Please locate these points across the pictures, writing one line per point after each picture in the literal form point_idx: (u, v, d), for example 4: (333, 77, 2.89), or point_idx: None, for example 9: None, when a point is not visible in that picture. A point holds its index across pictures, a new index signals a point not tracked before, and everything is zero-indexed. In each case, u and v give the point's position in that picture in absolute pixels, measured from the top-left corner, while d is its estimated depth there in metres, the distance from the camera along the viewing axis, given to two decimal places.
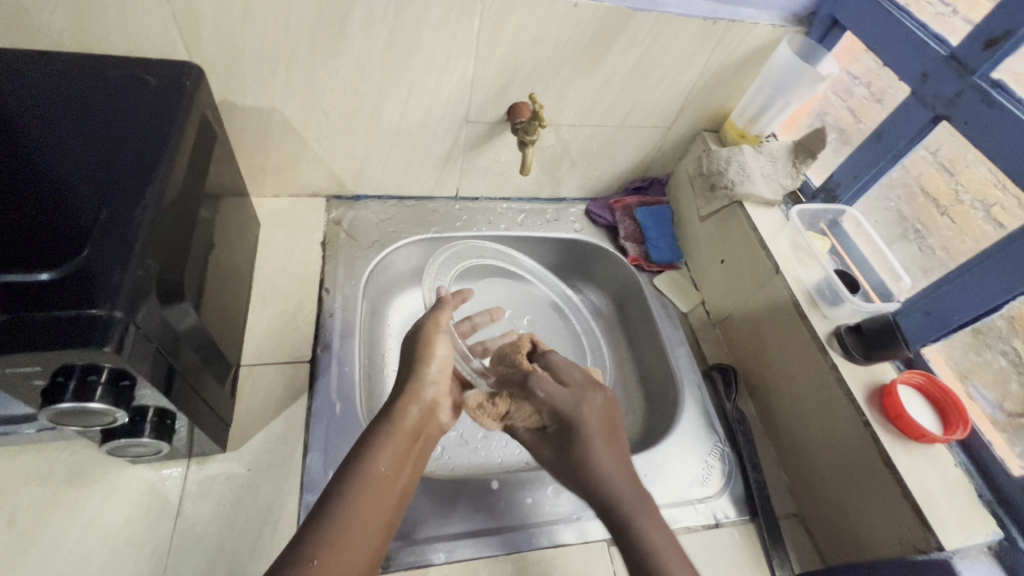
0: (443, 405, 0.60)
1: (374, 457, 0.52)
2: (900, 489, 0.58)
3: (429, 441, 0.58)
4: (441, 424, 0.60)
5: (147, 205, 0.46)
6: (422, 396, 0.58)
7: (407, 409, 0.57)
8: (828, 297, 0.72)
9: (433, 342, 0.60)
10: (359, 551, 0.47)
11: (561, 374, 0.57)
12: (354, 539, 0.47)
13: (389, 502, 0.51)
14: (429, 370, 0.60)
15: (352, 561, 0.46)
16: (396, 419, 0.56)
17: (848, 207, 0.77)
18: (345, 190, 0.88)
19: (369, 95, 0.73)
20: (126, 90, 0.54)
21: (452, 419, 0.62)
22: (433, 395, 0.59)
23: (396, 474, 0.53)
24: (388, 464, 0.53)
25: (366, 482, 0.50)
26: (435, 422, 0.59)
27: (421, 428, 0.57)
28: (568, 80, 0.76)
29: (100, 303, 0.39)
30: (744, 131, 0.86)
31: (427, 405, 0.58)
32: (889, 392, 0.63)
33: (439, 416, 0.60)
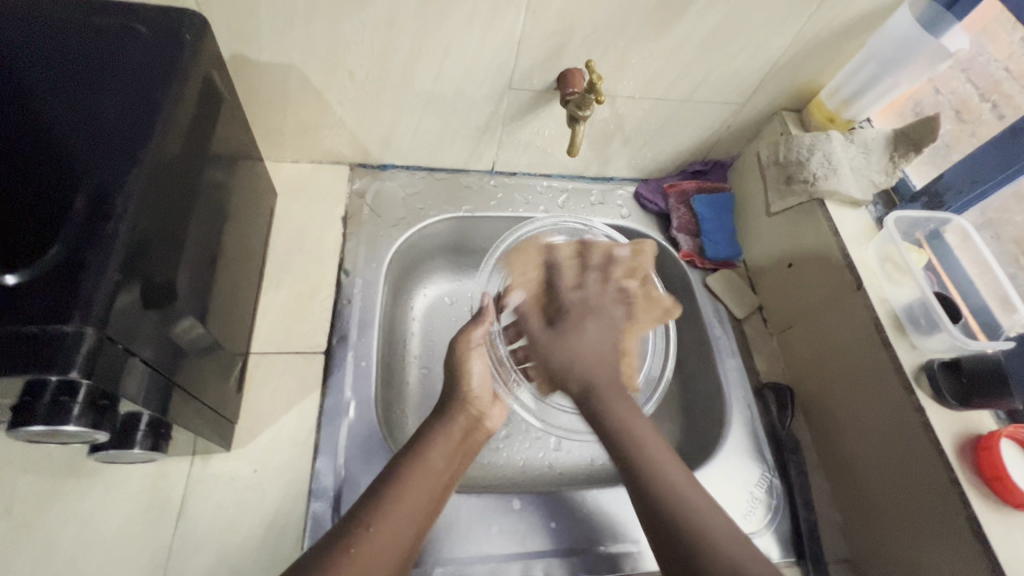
0: (489, 414, 0.63)
1: (425, 452, 0.55)
2: (988, 561, 0.50)
3: (474, 447, 0.61)
4: (486, 434, 0.63)
5: (130, 191, 0.38)
6: (467, 407, 0.62)
7: (461, 411, 0.61)
8: (921, 325, 0.61)
9: (469, 360, 0.63)
10: (402, 535, 0.49)
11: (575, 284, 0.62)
12: (397, 528, 0.49)
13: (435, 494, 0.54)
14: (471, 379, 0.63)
15: (395, 545, 0.48)
16: (445, 423, 0.59)
17: (957, 217, 0.65)
18: (370, 158, 0.79)
19: (400, 54, 0.63)
20: (112, 42, 0.45)
21: (499, 423, 0.64)
22: (479, 407, 0.62)
23: (445, 466, 0.56)
24: (443, 459, 0.56)
25: (418, 471, 0.53)
26: (477, 434, 0.62)
27: (467, 433, 0.60)
28: (633, 43, 0.64)
29: (68, 318, 0.33)
30: (834, 114, 0.74)
31: (471, 415, 0.62)
32: (987, 448, 0.54)
33: (482, 427, 0.62)
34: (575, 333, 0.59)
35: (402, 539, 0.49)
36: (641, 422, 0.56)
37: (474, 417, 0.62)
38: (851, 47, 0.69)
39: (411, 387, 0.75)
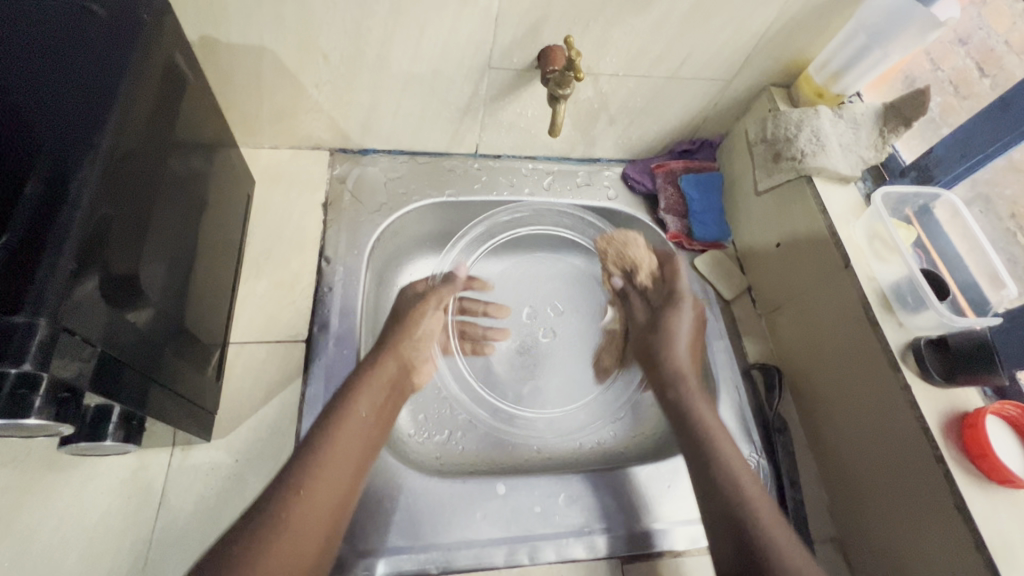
0: (418, 367, 0.66)
1: (351, 403, 0.56)
2: (973, 539, 0.50)
3: (401, 397, 0.62)
4: (412, 385, 0.65)
5: (83, 177, 0.37)
6: (399, 356, 0.63)
7: (384, 363, 0.61)
8: (909, 303, 0.60)
9: (426, 316, 0.68)
10: (342, 484, 0.51)
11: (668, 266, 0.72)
12: (331, 483, 0.50)
13: (365, 452, 0.54)
14: (415, 329, 0.66)
15: (334, 496, 0.50)
16: (372, 371, 0.60)
17: (947, 192, 0.64)
18: (350, 143, 0.78)
19: (373, 32, 0.61)
20: (64, 23, 0.43)
21: (427, 378, 0.67)
22: (408, 359, 0.64)
23: (375, 416, 0.57)
24: (368, 408, 0.56)
25: (347, 423, 0.54)
26: (406, 381, 0.64)
27: (397, 382, 0.62)
28: (615, 19, 0.62)
29: (19, 308, 0.32)
30: (823, 89, 0.72)
31: (403, 362, 0.64)
32: (972, 424, 0.54)
33: (412, 375, 0.65)
34: (664, 328, 0.67)
35: (338, 490, 0.51)
36: (698, 390, 0.63)
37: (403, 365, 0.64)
38: (841, 18, 0.67)
39: None
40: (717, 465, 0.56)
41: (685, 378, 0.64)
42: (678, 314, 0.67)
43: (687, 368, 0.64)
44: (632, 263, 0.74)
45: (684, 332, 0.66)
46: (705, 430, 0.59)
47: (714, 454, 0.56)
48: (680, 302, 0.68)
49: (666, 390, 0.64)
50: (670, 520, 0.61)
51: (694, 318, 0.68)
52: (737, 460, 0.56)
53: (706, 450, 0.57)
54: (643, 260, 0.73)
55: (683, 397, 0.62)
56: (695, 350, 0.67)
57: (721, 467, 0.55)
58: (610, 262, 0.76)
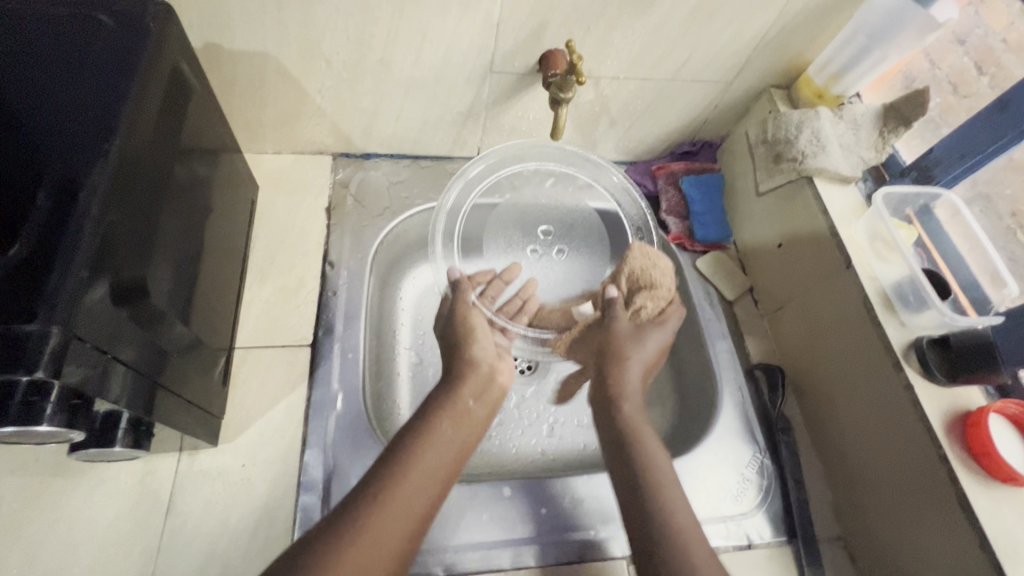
0: (499, 368, 0.65)
1: (432, 422, 0.55)
2: (977, 537, 0.50)
3: (489, 412, 0.62)
4: (501, 390, 0.64)
5: (93, 186, 0.37)
6: (478, 364, 0.62)
7: (467, 375, 0.61)
8: (911, 303, 0.60)
9: (471, 314, 0.66)
10: (415, 508, 0.49)
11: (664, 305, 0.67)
12: (405, 504, 0.48)
13: (450, 465, 0.54)
14: (477, 333, 0.65)
15: (404, 518, 0.47)
16: (460, 389, 0.60)
17: (948, 191, 0.64)
18: (352, 147, 0.78)
19: (376, 38, 0.61)
20: (71, 33, 0.44)
21: (510, 380, 0.65)
22: (488, 363, 0.63)
23: (457, 436, 0.56)
24: (451, 425, 0.56)
25: (427, 441, 0.53)
26: (491, 392, 0.62)
27: (479, 394, 0.61)
28: (616, 22, 0.63)
29: (31, 317, 0.32)
30: (822, 90, 0.73)
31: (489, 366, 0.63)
32: (975, 423, 0.54)
33: (497, 383, 0.63)
34: (640, 346, 0.64)
35: (411, 511, 0.48)
36: (637, 416, 0.60)
37: (487, 373, 0.63)
38: (840, 19, 0.67)
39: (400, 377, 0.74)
40: (654, 497, 0.52)
41: (629, 404, 0.60)
42: (651, 337, 0.65)
43: (634, 397, 0.61)
44: (642, 287, 0.67)
45: (647, 365, 0.64)
46: (647, 461, 0.55)
47: (647, 489, 0.52)
48: (668, 322, 0.67)
49: (609, 411, 0.61)
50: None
51: (662, 347, 0.66)
52: (674, 490, 0.53)
53: (647, 486, 0.53)
54: (660, 287, 0.67)
55: (633, 419, 0.59)
56: (643, 382, 0.64)
57: (654, 500, 0.52)
58: (624, 271, 0.68)
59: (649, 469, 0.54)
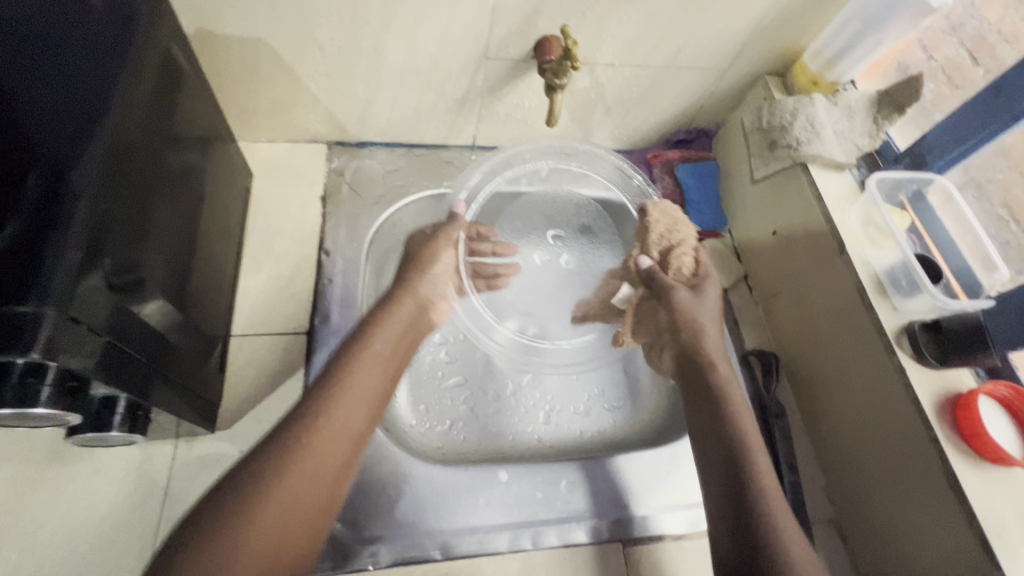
0: (435, 305, 0.64)
1: (366, 339, 0.55)
2: (965, 518, 0.51)
3: (416, 338, 0.61)
4: (429, 324, 0.63)
5: (84, 168, 0.37)
6: (411, 295, 0.61)
7: (403, 301, 0.60)
8: (903, 287, 0.61)
9: (441, 251, 0.65)
10: (338, 443, 0.49)
11: (698, 264, 0.67)
12: (331, 444, 0.48)
13: (379, 390, 0.54)
14: (435, 265, 0.64)
15: (327, 456, 0.47)
16: (385, 315, 0.59)
17: (940, 176, 0.64)
18: (347, 135, 0.78)
19: (370, 24, 0.61)
20: (60, 16, 0.43)
21: (444, 316, 0.65)
22: (421, 294, 0.62)
23: (391, 351, 0.57)
24: (385, 344, 0.56)
25: (358, 359, 0.54)
26: (421, 322, 0.62)
27: (410, 328, 0.60)
28: (611, 8, 0.62)
29: (26, 299, 0.32)
30: (817, 77, 0.73)
31: (418, 302, 0.62)
32: (966, 405, 0.55)
33: (428, 315, 0.63)
34: (698, 295, 0.64)
35: (339, 448, 0.48)
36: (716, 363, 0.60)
37: (420, 304, 0.62)
38: (835, 5, 0.67)
39: None
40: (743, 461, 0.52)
41: (711, 360, 0.60)
42: (709, 294, 0.65)
43: (708, 350, 0.61)
44: (672, 246, 0.66)
45: (712, 302, 0.64)
46: (730, 419, 0.56)
47: (740, 451, 0.53)
48: (710, 274, 0.66)
49: (700, 373, 0.60)
50: (663, 505, 0.63)
51: (718, 296, 0.66)
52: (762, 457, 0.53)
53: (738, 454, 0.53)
54: (687, 245, 0.67)
55: (722, 383, 0.59)
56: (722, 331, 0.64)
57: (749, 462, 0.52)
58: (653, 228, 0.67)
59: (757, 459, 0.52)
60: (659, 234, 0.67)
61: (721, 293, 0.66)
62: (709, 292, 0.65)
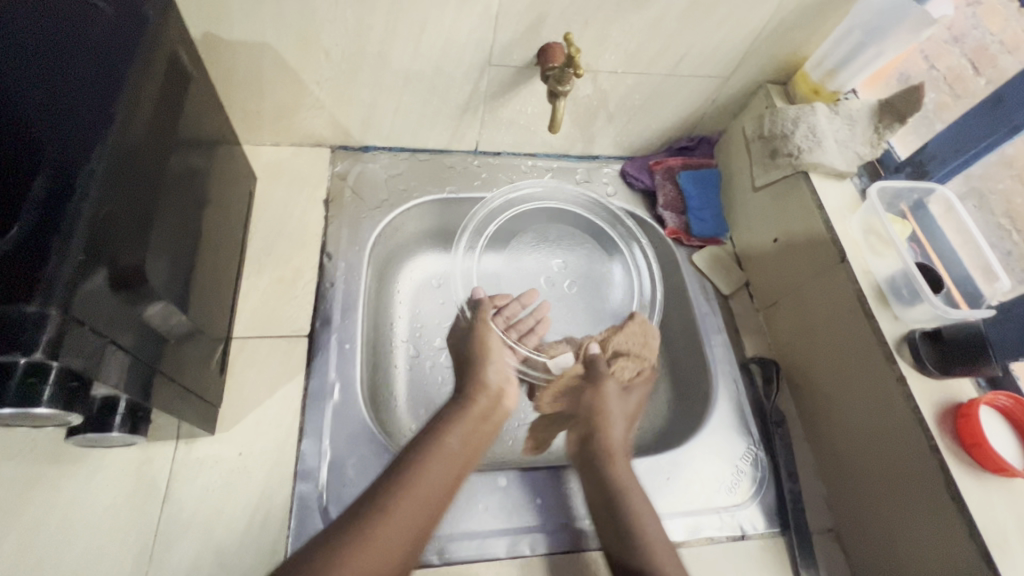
0: (507, 393, 0.68)
1: (443, 432, 0.59)
2: (966, 527, 0.51)
3: (490, 429, 0.64)
4: (503, 413, 0.67)
5: (92, 169, 0.38)
6: (488, 388, 0.66)
7: (475, 399, 0.64)
8: (903, 296, 0.61)
9: (487, 334, 0.71)
10: (410, 529, 0.50)
11: (635, 367, 0.74)
12: (396, 530, 0.49)
13: (448, 488, 0.55)
14: (491, 354, 0.69)
15: (389, 553, 0.48)
16: (470, 405, 0.64)
17: (940, 186, 0.65)
18: (351, 140, 0.78)
19: (375, 30, 0.61)
20: (69, 18, 0.44)
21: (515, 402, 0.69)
22: (496, 386, 0.67)
23: (464, 450, 0.59)
24: (460, 440, 0.59)
25: (435, 451, 0.56)
26: (496, 414, 0.66)
27: (487, 416, 0.64)
28: (614, 16, 0.63)
29: (29, 298, 0.32)
30: (818, 86, 0.73)
31: (490, 397, 0.66)
32: (966, 414, 0.54)
33: (500, 406, 0.67)
34: (625, 396, 0.70)
35: (413, 526, 0.51)
36: (624, 441, 0.65)
37: (494, 393, 0.67)
38: (835, 17, 0.68)
39: (398, 369, 0.75)
40: (628, 520, 0.56)
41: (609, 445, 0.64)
42: (637, 395, 0.72)
43: (619, 439, 0.65)
44: (631, 360, 0.75)
45: (621, 404, 0.69)
46: (619, 485, 0.59)
47: (630, 517, 0.57)
48: (631, 386, 0.72)
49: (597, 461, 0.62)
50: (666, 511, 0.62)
51: (637, 391, 0.72)
52: (647, 518, 0.57)
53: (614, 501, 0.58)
54: (643, 360, 0.75)
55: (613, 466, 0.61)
56: (630, 432, 0.68)
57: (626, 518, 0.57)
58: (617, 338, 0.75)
59: (635, 502, 0.58)
60: (636, 343, 0.75)
61: (643, 386, 0.73)
62: (636, 396, 0.72)
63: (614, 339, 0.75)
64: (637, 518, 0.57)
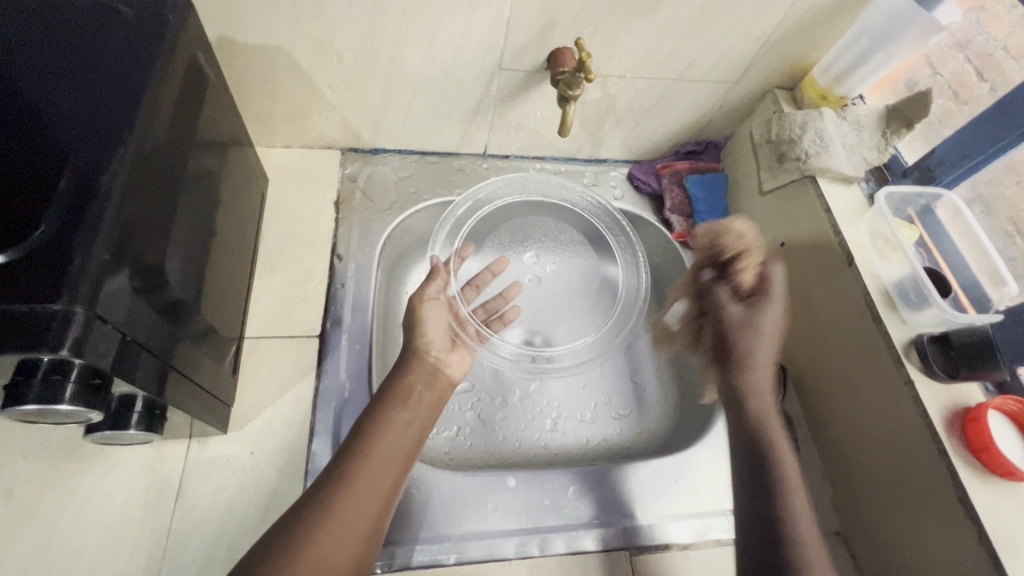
0: (448, 361, 0.65)
1: (392, 405, 0.57)
2: (976, 531, 0.51)
3: (440, 398, 0.62)
4: (447, 382, 0.65)
5: (114, 170, 0.38)
6: (424, 353, 0.63)
7: (417, 365, 0.62)
8: (911, 301, 0.61)
9: (425, 310, 0.64)
10: (373, 502, 0.50)
11: (732, 237, 0.61)
12: (357, 504, 0.49)
13: (405, 455, 0.54)
14: (426, 328, 0.63)
15: (354, 524, 0.48)
16: (410, 372, 0.61)
17: (948, 191, 0.65)
18: (361, 142, 0.79)
19: (388, 34, 0.62)
20: (93, 23, 0.45)
21: (459, 370, 0.66)
22: (434, 354, 0.64)
23: (415, 416, 0.58)
24: (409, 412, 0.57)
25: (388, 423, 0.55)
26: (439, 381, 0.63)
27: (430, 383, 0.62)
28: (624, 21, 0.64)
29: (57, 297, 0.33)
30: (826, 91, 0.73)
31: (431, 363, 0.63)
32: (974, 419, 0.55)
33: (442, 375, 0.64)
34: (763, 298, 0.57)
35: (372, 498, 0.50)
36: (762, 343, 0.55)
37: (431, 367, 0.63)
38: (843, 23, 0.68)
39: None
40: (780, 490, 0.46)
41: (756, 405, 0.53)
42: (767, 318, 0.56)
43: (766, 403, 0.53)
44: (739, 250, 0.60)
45: (772, 313, 0.56)
46: (776, 463, 0.48)
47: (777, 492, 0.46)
48: (770, 264, 0.59)
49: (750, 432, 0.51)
50: (668, 514, 0.63)
51: (779, 280, 0.58)
52: (788, 463, 0.49)
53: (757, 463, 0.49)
54: (746, 237, 0.60)
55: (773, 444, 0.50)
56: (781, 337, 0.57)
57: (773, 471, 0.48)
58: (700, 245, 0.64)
59: (784, 459, 0.49)
60: (720, 245, 0.62)
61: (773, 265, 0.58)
62: (779, 303, 0.57)
63: (718, 245, 0.62)
64: (786, 494, 0.46)
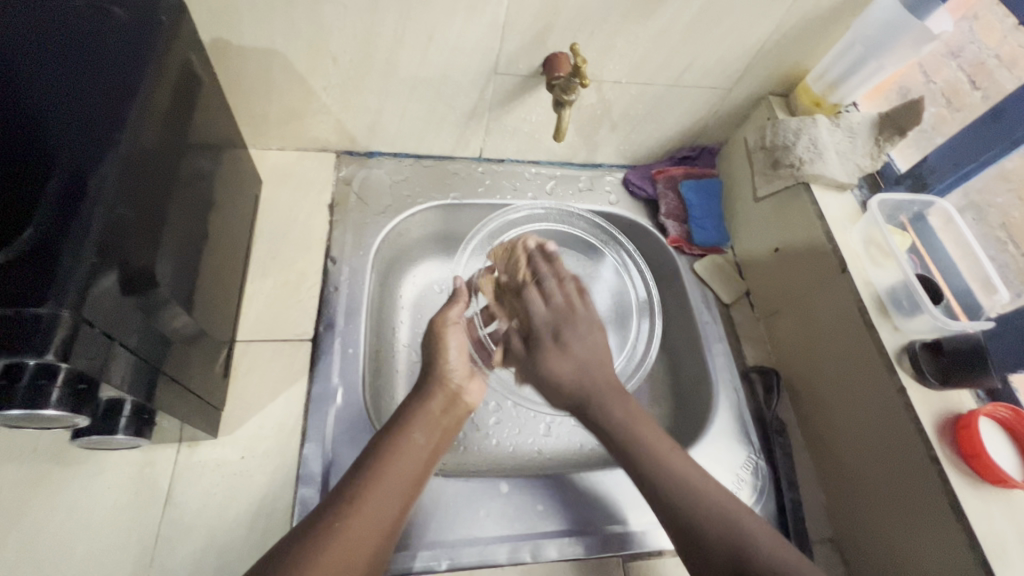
0: (466, 389, 0.64)
1: (405, 429, 0.56)
2: (967, 537, 0.51)
3: (457, 424, 0.62)
4: (466, 409, 0.63)
5: (103, 173, 0.38)
6: (445, 382, 0.63)
7: (433, 395, 0.61)
8: (905, 307, 0.62)
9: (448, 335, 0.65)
10: (383, 519, 0.50)
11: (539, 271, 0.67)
12: (367, 522, 0.49)
13: (416, 477, 0.54)
14: (449, 356, 0.64)
15: (364, 542, 0.48)
16: (423, 400, 0.60)
17: (941, 199, 0.65)
18: (356, 145, 0.79)
19: (383, 38, 0.62)
20: (84, 24, 0.44)
21: (477, 398, 0.65)
22: (456, 384, 0.63)
23: (427, 443, 0.57)
24: (426, 437, 0.57)
25: (402, 448, 0.54)
26: (457, 409, 0.62)
27: (448, 409, 0.61)
28: (619, 28, 0.64)
29: (42, 299, 0.33)
30: (820, 98, 0.74)
31: (449, 392, 0.62)
32: (966, 425, 0.55)
33: (462, 402, 0.63)
34: (559, 348, 0.62)
35: (383, 519, 0.50)
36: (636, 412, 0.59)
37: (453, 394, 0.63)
38: (836, 32, 0.69)
39: (400, 374, 0.75)
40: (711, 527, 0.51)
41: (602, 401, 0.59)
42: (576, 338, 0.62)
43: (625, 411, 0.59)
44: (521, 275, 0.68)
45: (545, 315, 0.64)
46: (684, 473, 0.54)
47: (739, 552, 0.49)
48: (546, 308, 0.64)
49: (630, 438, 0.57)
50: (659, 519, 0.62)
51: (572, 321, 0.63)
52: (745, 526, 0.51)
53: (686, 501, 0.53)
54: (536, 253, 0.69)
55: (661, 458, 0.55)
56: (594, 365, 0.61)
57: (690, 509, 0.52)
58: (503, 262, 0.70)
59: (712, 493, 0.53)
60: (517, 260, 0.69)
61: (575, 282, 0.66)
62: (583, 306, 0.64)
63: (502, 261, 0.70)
64: (721, 513, 0.52)
